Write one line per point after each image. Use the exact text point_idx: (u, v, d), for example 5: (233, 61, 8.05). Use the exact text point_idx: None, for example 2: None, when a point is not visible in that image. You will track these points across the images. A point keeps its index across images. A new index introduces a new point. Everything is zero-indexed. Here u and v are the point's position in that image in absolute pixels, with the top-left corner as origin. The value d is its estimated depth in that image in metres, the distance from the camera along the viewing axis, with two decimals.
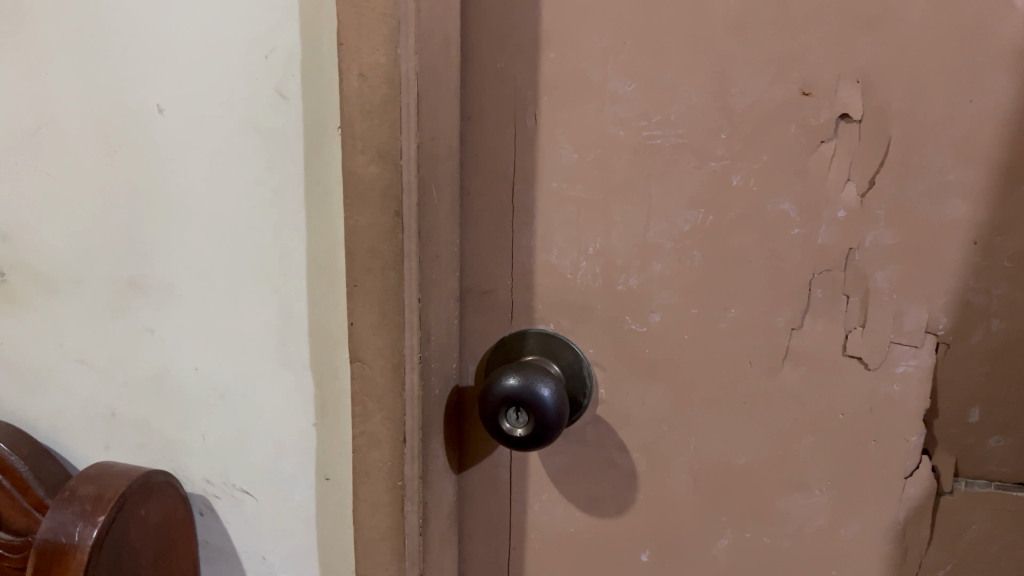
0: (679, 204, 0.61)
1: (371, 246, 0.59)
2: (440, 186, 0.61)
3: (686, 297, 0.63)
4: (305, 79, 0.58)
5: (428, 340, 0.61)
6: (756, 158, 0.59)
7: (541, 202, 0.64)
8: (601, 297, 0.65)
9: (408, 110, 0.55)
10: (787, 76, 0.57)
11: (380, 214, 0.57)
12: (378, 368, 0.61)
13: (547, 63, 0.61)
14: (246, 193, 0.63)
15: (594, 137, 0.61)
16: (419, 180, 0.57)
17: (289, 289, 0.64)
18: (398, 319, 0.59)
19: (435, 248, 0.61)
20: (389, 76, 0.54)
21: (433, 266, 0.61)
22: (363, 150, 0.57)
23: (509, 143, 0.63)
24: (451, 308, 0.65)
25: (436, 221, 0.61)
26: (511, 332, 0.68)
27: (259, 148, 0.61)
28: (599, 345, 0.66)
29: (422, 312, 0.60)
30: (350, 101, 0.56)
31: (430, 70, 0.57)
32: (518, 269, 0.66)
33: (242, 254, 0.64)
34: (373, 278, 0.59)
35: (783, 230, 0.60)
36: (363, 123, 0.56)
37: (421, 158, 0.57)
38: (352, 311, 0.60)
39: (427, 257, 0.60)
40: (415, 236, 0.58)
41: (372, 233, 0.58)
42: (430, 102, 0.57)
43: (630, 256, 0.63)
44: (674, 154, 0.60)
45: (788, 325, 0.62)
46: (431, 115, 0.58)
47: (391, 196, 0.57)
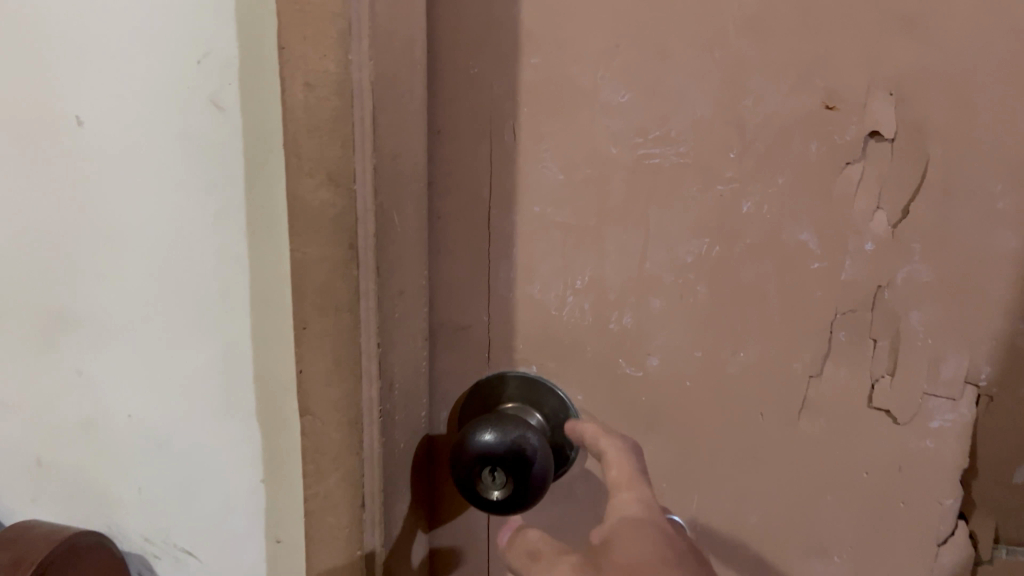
0: (682, 232, 0.53)
1: (321, 283, 0.50)
2: (406, 212, 0.52)
3: (690, 338, 0.55)
4: (244, 88, 0.50)
5: (392, 389, 0.53)
6: (771, 180, 0.51)
7: (522, 228, 0.55)
8: (592, 336, 0.56)
9: (360, 126, 0.47)
10: (809, 85, 0.49)
11: (331, 247, 0.49)
12: (332, 423, 0.52)
13: (528, 68, 0.52)
14: (179, 218, 0.54)
15: (584, 154, 0.53)
16: (379, 206, 0.49)
17: (230, 328, 0.55)
18: (354, 368, 0.50)
19: (399, 283, 0.52)
20: (340, 85, 0.46)
21: (397, 305, 0.52)
22: (310, 171, 0.48)
23: (485, 160, 0.55)
24: (422, 349, 0.57)
25: (400, 253, 0.52)
26: (487, 376, 0.59)
27: (194, 166, 0.53)
28: (588, 391, 0.58)
29: (382, 358, 0.51)
30: (294, 114, 0.47)
31: (388, 77, 0.48)
32: (496, 304, 0.57)
33: (177, 287, 0.56)
34: (325, 320, 0.50)
35: (802, 263, 0.52)
36: (310, 141, 0.48)
37: (379, 180, 0.48)
38: (301, 356, 0.52)
39: (389, 295, 0.51)
40: (372, 272, 0.49)
41: (321, 268, 0.50)
42: (388, 114, 0.48)
43: (625, 291, 0.55)
44: (677, 175, 0.52)
45: (806, 372, 0.54)
46: (392, 129, 0.49)
47: (344, 226, 0.48)
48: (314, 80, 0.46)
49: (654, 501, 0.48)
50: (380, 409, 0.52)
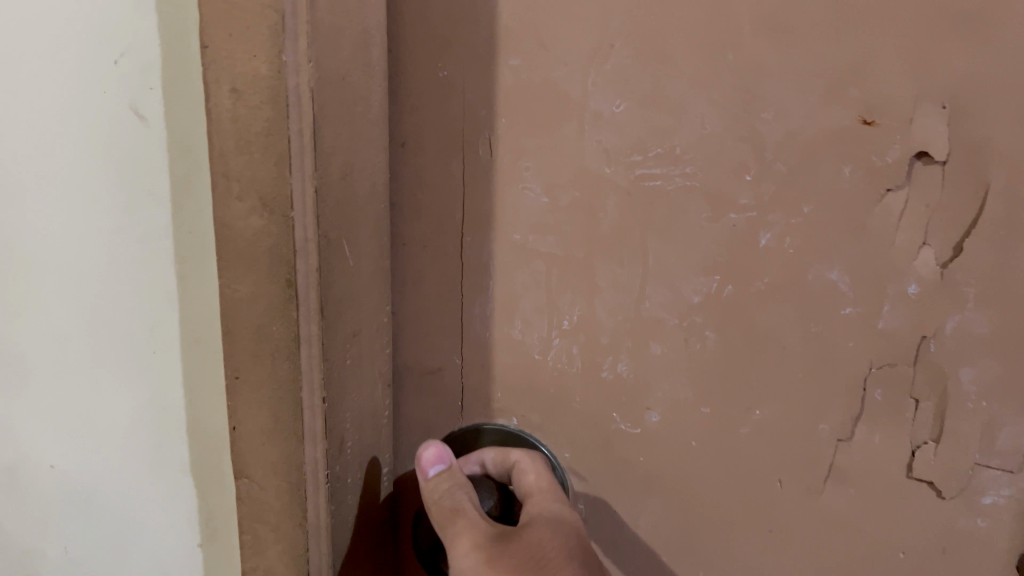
0: (688, 268, 0.45)
1: (255, 325, 0.41)
2: (360, 244, 0.43)
3: (696, 391, 0.47)
4: (167, 93, 0.42)
5: (342, 450, 0.44)
6: (795, 209, 0.43)
7: (499, 258, 0.47)
8: (580, 386, 0.48)
9: (297, 139, 0.37)
10: (840, 96, 0.40)
11: (266, 283, 0.40)
12: (272, 486, 0.44)
13: (506, 71, 0.44)
14: (96, 245, 0.46)
15: (571, 173, 0.45)
16: (323, 237, 0.39)
17: (158, 372, 0.47)
18: (294, 426, 0.42)
19: (348, 327, 0.43)
20: (274, 93, 0.36)
21: (347, 353, 0.43)
22: (239, 194, 0.39)
23: (457, 180, 0.46)
24: (381, 394, 0.49)
25: (351, 289, 0.43)
26: (460, 428, 0.51)
27: (109, 185, 0.44)
28: (577, 448, 0.49)
29: (328, 415, 0.42)
30: (220, 124, 0.38)
31: (329, 78, 0.37)
32: (469, 347, 0.49)
33: (97, 325, 0.47)
34: (260, 369, 0.42)
35: (830, 308, 0.44)
36: (239, 159, 0.38)
37: (320, 207, 0.38)
38: (235, 410, 0.44)
39: (337, 342, 0.42)
40: (314, 315, 0.40)
41: (254, 308, 0.41)
42: (334, 128, 0.38)
43: (620, 334, 0.47)
44: (681, 200, 0.44)
45: (833, 435, 0.46)
46: (336, 144, 0.39)
47: (279, 261, 0.39)
48: (242, 85, 0.37)
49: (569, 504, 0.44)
50: (326, 473, 0.43)
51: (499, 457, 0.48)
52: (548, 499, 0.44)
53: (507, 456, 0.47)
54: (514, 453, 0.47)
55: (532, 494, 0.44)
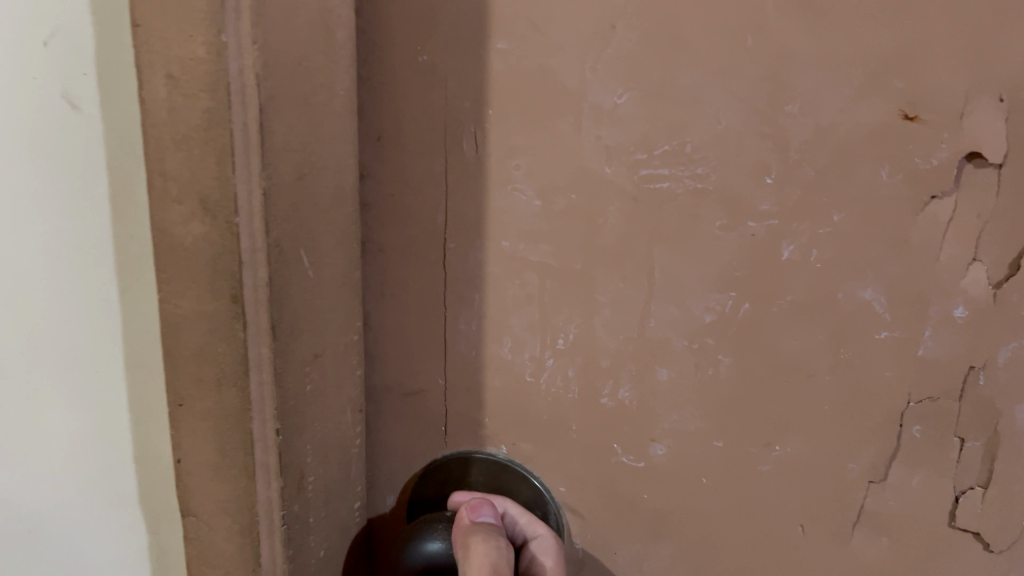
0: (699, 283, 0.39)
1: (199, 346, 0.36)
2: (324, 253, 0.38)
3: (708, 424, 0.41)
4: (102, 81, 0.36)
5: (301, 486, 0.39)
6: (824, 217, 0.37)
7: (486, 269, 0.42)
8: (577, 415, 0.43)
9: (241, 135, 0.32)
10: (880, 86, 0.35)
11: (206, 299, 0.35)
12: (219, 528, 0.39)
13: (493, 57, 0.39)
14: (19, 253, 0.39)
15: (567, 175, 0.39)
16: (274, 245, 0.34)
17: (98, 398, 0.42)
18: (244, 460, 0.37)
19: (308, 349, 0.38)
20: (213, 78, 0.31)
21: (306, 379, 0.38)
22: (177, 197, 0.33)
23: (439, 180, 0.41)
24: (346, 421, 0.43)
25: (309, 305, 0.37)
26: (445, 455, 0.46)
27: (35, 188, 0.38)
28: (574, 484, 0.44)
29: (283, 449, 0.37)
30: (156, 115, 0.32)
31: (281, 61, 0.32)
32: (453, 367, 0.44)
33: (23, 343, 0.41)
34: (204, 395, 0.37)
35: (863, 332, 0.38)
36: (176, 156, 0.32)
37: (268, 212, 0.33)
38: (179, 442, 0.38)
39: (292, 366, 0.37)
40: (265, 334, 0.35)
41: (200, 327, 0.35)
42: (286, 121, 0.33)
43: (622, 357, 0.41)
44: (692, 205, 0.38)
45: (864, 477, 0.40)
46: (288, 139, 0.33)
47: (224, 273, 0.34)
48: (180, 72, 0.31)
49: None
50: (282, 515, 0.39)
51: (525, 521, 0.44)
52: None
53: (533, 524, 0.44)
54: (542, 526, 0.43)
55: None
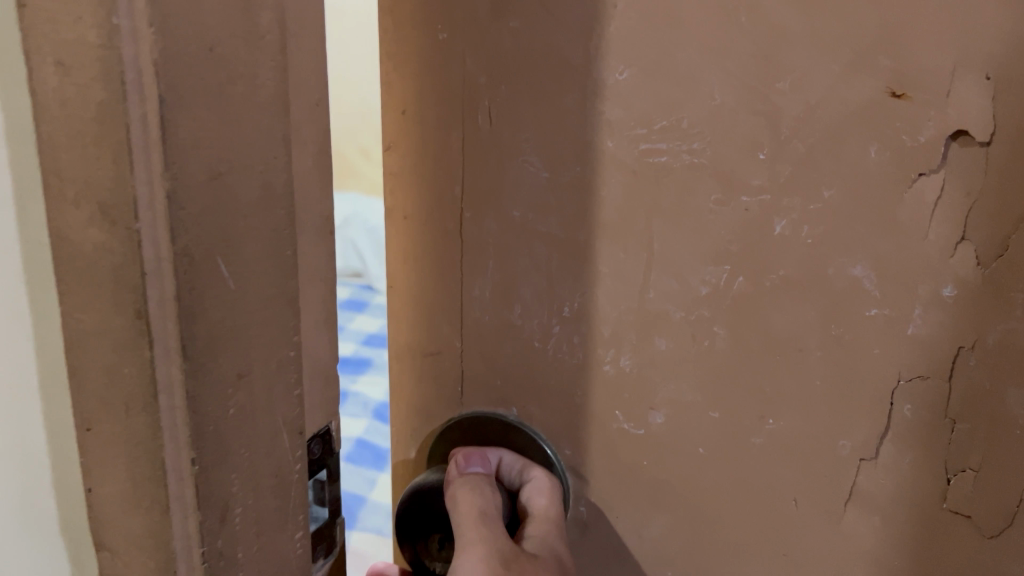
0: (695, 256, 0.40)
1: (104, 361, 0.26)
2: (254, 273, 0.27)
3: (704, 395, 0.42)
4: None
5: (226, 519, 0.28)
6: (814, 193, 0.37)
7: (499, 238, 0.44)
8: (581, 381, 0.45)
9: (137, 134, 0.23)
10: (867, 63, 0.35)
11: (104, 302, 0.25)
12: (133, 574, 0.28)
13: (505, 35, 0.41)
14: None
15: (573, 147, 0.41)
16: (183, 254, 0.24)
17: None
18: (156, 492, 0.26)
19: (234, 367, 0.27)
20: (106, 69, 0.22)
21: (227, 406, 0.27)
22: (73, 199, 0.24)
23: (458, 153, 0.44)
24: (314, 438, 0.34)
25: (231, 323, 0.26)
26: (463, 415, 0.48)
27: None
28: (578, 448, 0.46)
29: (206, 485, 0.27)
30: (45, 107, 0.24)
31: (189, 48, 0.23)
32: (469, 330, 0.47)
33: None
34: (112, 419, 0.26)
35: (853, 310, 0.38)
36: (72, 152, 0.24)
37: (174, 226, 0.24)
38: (88, 467, 0.28)
39: (209, 387, 0.26)
40: (175, 356, 0.25)
41: (102, 346, 0.25)
42: (197, 112, 0.24)
43: (623, 326, 0.43)
44: (689, 179, 0.39)
45: (856, 453, 0.40)
46: (198, 134, 0.24)
47: (123, 282, 0.24)
48: (68, 56, 0.23)
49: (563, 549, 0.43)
50: (205, 554, 0.27)
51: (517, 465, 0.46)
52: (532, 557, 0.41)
53: (527, 467, 0.46)
54: (536, 468, 0.46)
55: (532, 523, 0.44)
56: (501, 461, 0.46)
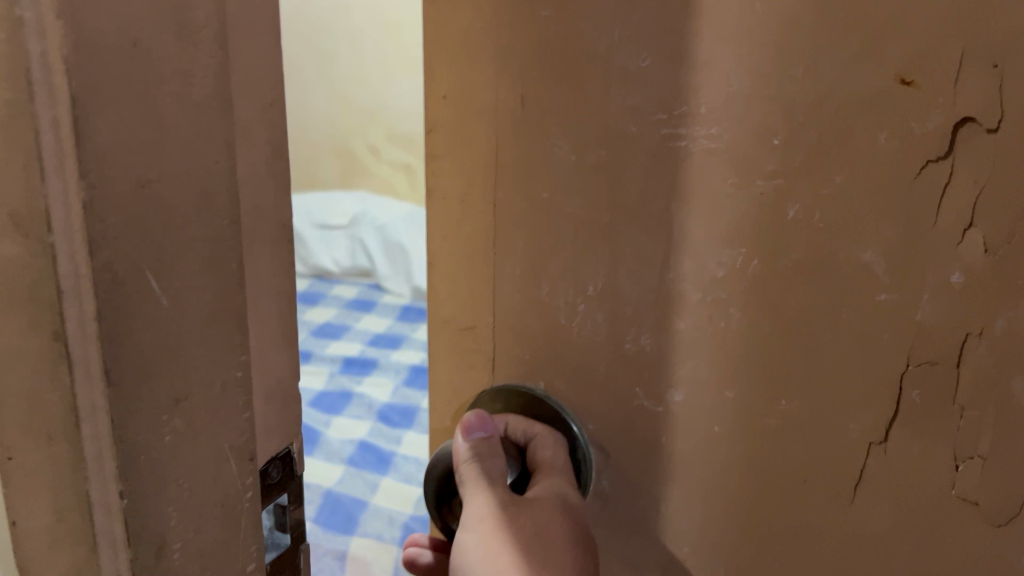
0: (711, 238, 0.41)
1: (19, 388, 0.23)
2: (195, 287, 0.25)
3: (719, 374, 0.43)
4: None
5: (162, 556, 0.25)
6: (825, 178, 0.38)
7: (529, 218, 0.46)
8: (604, 358, 0.46)
9: (48, 137, 0.20)
10: (876, 52, 0.36)
11: (20, 321, 0.22)
12: None
13: (537, 23, 0.43)
14: None
15: (598, 131, 0.43)
16: (105, 268, 0.22)
17: None
18: (82, 528, 0.23)
19: (171, 392, 0.25)
20: (10, 66, 0.20)
21: (164, 431, 0.25)
22: None
23: (492, 137, 0.46)
24: (272, 461, 0.31)
25: (170, 343, 0.24)
26: (497, 386, 0.50)
27: None
28: (602, 422, 0.48)
29: (134, 516, 0.24)
30: None
31: (109, 40, 0.21)
32: (501, 306, 0.49)
33: None
34: (30, 449, 0.23)
35: (863, 295, 0.39)
36: None
37: (89, 235, 0.21)
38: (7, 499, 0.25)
39: (140, 410, 0.24)
40: (98, 383, 0.22)
41: (15, 367, 0.22)
42: (119, 111, 0.21)
43: (643, 305, 0.44)
44: (705, 163, 0.41)
45: (865, 437, 0.40)
46: (123, 137, 0.21)
47: (40, 302, 0.21)
48: None
49: (576, 493, 0.44)
50: None
51: (521, 425, 0.47)
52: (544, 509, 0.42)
53: (531, 426, 0.47)
54: (539, 425, 0.47)
55: (541, 474, 0.45)
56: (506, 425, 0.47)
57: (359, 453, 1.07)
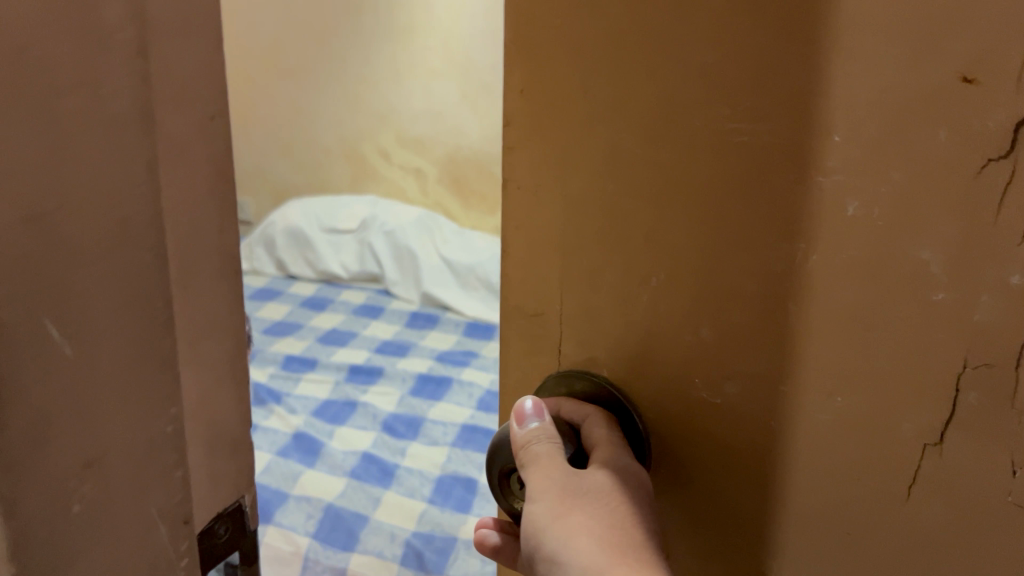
0: (769, 233, 0.42)
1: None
2: (88, 340, 0.33)
3: (775, 369, 0.44)
4: None
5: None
6: (884, 175, 0.38)
7: (588, 212, 0.47)
8: (664, 348, 0.47)
9: None
10: (939, 51, 0.36)
11: None
12: None
13: (599, 21, 0.43)
14: None
15: (658, 128, 0.43)
16: None
17: None
18: None
19: (75, 457, 0.33)
20: None
21: (72, 498, 0.33)
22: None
23: (551, 133, 0.46)
24: (221, 523, 0.45)
25: (66, 399, 0.32)
26: (565, 369, 0.51)
27: None
28: (661, 410, 0.48)
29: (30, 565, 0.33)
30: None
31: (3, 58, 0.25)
32: (564, 295, 0.50)
33: None
34: None
35: (917, 295, 0.39)
36: None
37: None
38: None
39: (35, 480, 0.32)
40: None
41: None
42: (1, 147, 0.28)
43: (701, 298, 0.45)
44: (766, 158, 0.41)
45: (920, 438, 0.41)
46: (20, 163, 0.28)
47: None
48: None
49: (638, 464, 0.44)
50: None
51: (574, 407, 0.47)
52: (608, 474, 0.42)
53: (583, 408, 0.47)
54: (591, 407, 0.47)
55: (598, 446, 0.45)
56: (560, 408, 0.48)
57: (359, 465, 1.34)
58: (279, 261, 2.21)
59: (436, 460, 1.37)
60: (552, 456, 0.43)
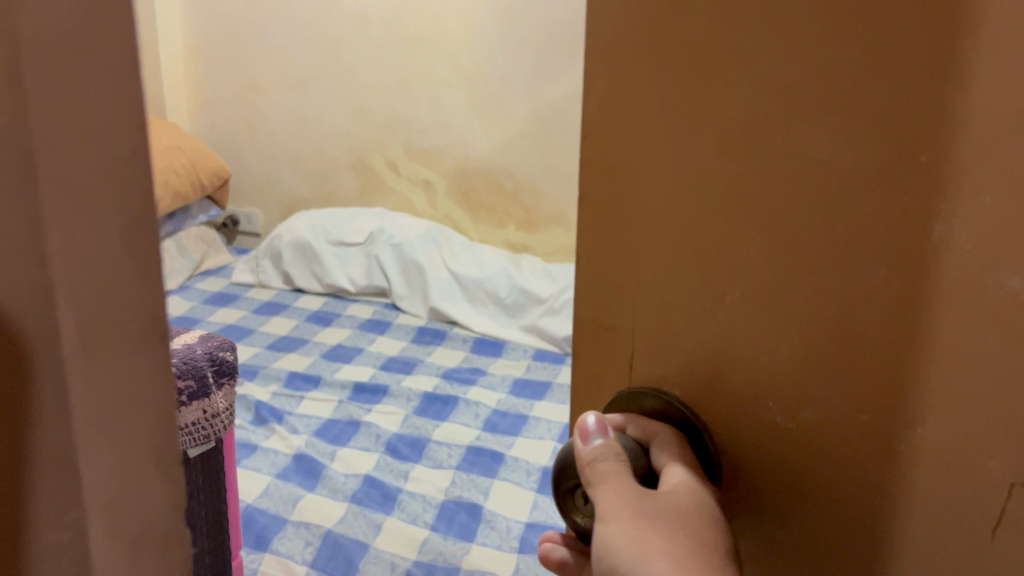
0: (857, 254, 0.40)
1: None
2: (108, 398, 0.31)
3: (849, 395, 0.43)
4: None
5: None
6: (973, 197, 0.37)
7: (667, 226, 0.45)
8: (738, 370, 0.45)
9: None
10: None
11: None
12: None
13: (684, 31, 0.41)
14: None
15: (741, 143, 0.41)
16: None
17: None
18: None
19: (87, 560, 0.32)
20: None
21: None
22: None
23: (630, 144, 0.44)
24: None
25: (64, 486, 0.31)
26: (630, 387, 0.49)
27: None
28: (734, 433, 0.46)
29: None
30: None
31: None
32: (633, 313, 0.48)
33: None
34: None
35: (1006, 322, 0.38)
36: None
37: None
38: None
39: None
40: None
41: None
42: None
43: (776, 319, 0.43)
44: (852, 177, 0.39)
45: (1006, 477, 0.40)
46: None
47: None
48: None
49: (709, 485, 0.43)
50: None
51: (641, 424, 0.46)
52: (683, 494, 0.41)
53: (650, 425, 0.46)
54: (658, 424, 0.46)
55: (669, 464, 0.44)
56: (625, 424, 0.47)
57: (359, 490, 1.27)
58: (286, 276, 2.17)
59: (438, 484, 1.29)
60: (620, 474, 0.42)
